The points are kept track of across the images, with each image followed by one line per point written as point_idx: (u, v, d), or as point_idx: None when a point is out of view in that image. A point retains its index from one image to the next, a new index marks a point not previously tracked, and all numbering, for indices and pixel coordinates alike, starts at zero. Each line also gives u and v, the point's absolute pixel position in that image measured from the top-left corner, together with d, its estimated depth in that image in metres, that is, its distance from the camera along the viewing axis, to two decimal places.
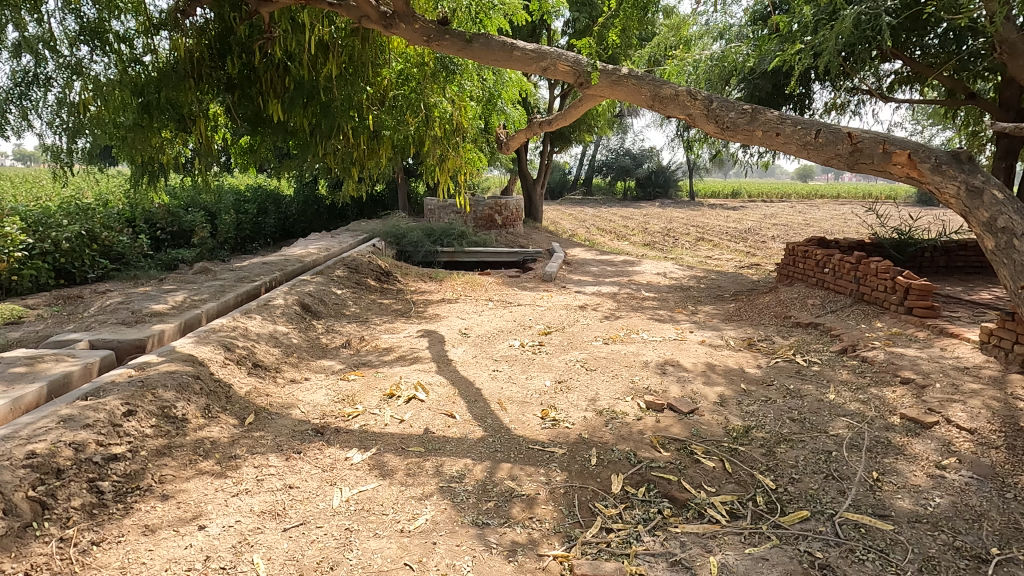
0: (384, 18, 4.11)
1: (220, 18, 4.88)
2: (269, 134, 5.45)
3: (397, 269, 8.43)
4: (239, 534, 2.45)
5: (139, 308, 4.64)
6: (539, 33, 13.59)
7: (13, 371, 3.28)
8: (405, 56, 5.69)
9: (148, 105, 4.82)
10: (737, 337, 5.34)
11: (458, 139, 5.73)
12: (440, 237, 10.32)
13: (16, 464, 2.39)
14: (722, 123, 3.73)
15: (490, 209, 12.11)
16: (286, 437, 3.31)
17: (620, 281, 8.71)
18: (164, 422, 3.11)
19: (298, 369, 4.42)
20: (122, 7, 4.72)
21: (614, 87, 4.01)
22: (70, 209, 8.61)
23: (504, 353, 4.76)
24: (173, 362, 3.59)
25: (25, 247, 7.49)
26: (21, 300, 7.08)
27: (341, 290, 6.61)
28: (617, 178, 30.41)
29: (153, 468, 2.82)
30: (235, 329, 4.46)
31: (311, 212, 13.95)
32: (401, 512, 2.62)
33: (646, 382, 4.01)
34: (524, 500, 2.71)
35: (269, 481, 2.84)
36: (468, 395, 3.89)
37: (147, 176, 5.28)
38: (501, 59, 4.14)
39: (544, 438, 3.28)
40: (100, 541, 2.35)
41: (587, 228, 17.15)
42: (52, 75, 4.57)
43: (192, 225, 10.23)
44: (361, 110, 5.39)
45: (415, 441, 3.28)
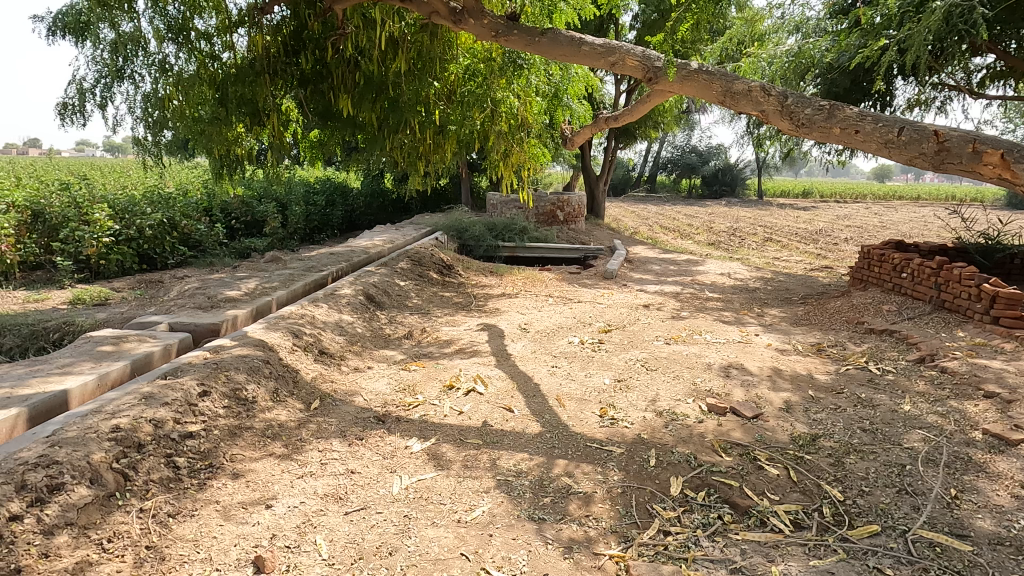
0: (454, 13, 4.15)
1: (296, 16, 5.06)
2: (339, 128, 5.57)
3: (459, 262, 8.52)
4: (304, 515, 2.53)
5: (213, 294, 4.85)
6: (606, 28, 13.45)
7: (100, 350, 3.50)
8: (472, 52, 5.67)
9: (225, 99, 5.03)
10: (805, 341, 5.16)
11: (523, 134, 5.69)
12: (501, 232, 10.29)
13: (102, 437, 2.53)
14: (797, 120, 3.61)
15: (553, 204, 12.07)
16: (349, 423, 3.41)
17: (683, 281, 8.57)
18: (236, 404, 3.24)
19: (361, 357, 4.53)
20: (204, 7, 4.89)
21: (684, 83, 3.91)
22: (153, 198, 9.11)
23: (563, 350, 4.74)
24: (245, 346, 3.74)
25: (112, 233, 7.99)
26: (108, 283, 7.58)
27: (404, 283, 6.73)
28: (682, 176, 29.83)
29: (225, 446, 2.95)
30: (303, 316, 4.60)
31: (377, 205, 14.21)
32: (459, 503, 2.65)
33: (708, 385, 3.93)
34: (581, 497, 2.70)
35: (332, 466, 2.93)
36: (527, 390, 3.90)
37: (222, 168, 5.53)
38: (568, 53, 4.08)
39: (602, 436, 3.26)
40: (175, 513, 2.47)
41: (650, 226, 16.86)
42: (139, 71, 4.82)
43: (264, 215, 10.66)
44: (428, 105, 5.49)
45: (473, 433, 3.32)
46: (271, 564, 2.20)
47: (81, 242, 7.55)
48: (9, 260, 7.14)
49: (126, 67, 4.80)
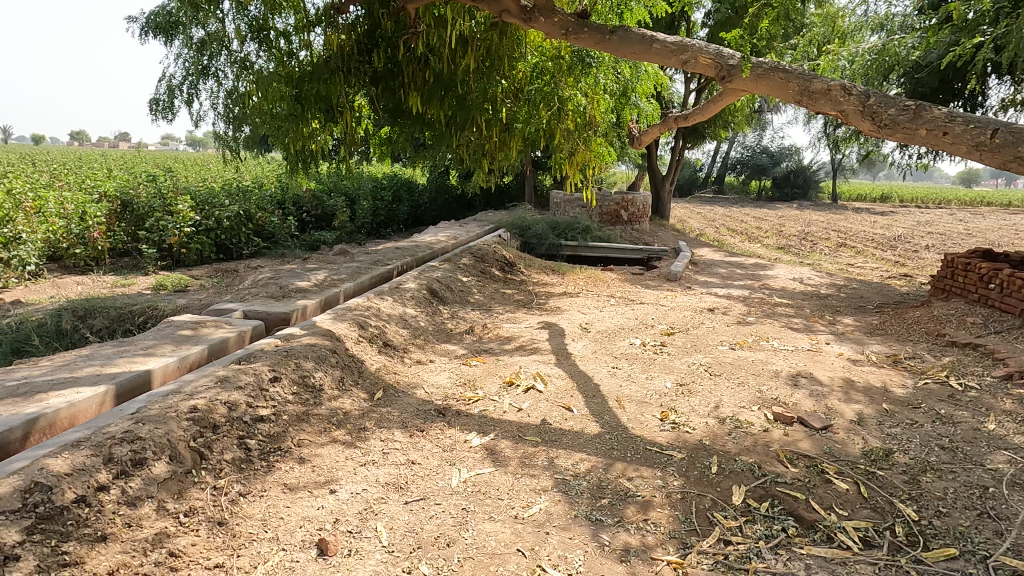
0: (525, 11, 4.16)
1: (369, 15, 5.15)
2: (408, 126, 5.72)
3: (521, 260, 8.55)
4: (366, 501, 2.60)
5: (285, 285, 5.03)
6: (677, 25, 13.20)
7: (180, 334, 3.69)
8: (541, 50, 5.72)
9: (301, 97, 5.23)
10: (880, 352, 4.93)
11: (589, 132, 5.68)
12: (564, 231, 10.26)
13: (181, 416, 2.67)
14: (880, 120, 3.44)
15: (617, 204, 11.95)
16: (411, 414, 3.47)
17: (751, 285, 8.33)
18: (304, 391, 3.35)
19: (423, 351, 4.61)
20: (284, 7, 5.04)
21: (758, 82, 3.79)
22: (231, 191, 9.53)
23: (624, 351, 4.69)
24: (314, 336, 3.86)
25: (193, 223, 8.41)
26: (188, 270, 7.99)
27: (467, 279, 6.81)
28: (752, 177, 29.03)
29: (293, 431, 3.06)
30: (368, 308, 4.72)
31: (442, 201, 14.40)
32: (516, 499, 2.67)
33: (775, 394, 3.81)
34: (640, 501, 2.66)
35: (393, 455, 2.99)
36: (587, 390, 3.89)
37: (297, 163, 5.73)
38: (639, 51, 4.03)
39: (663, 440, 3.21)
40: (246, 493, 2.58)
41: (716, 228, 16.47)
42: (222, 68, 5.06)
43: (333, 209, 10.98)
44: (495, 103, 5.50)
45: (532, 431, 3.33)
46: (334, 547, 2.28)
47: (165, 231, 8.01)
48: (99, 246, 7.64)
49: (210, 65, 5.05)
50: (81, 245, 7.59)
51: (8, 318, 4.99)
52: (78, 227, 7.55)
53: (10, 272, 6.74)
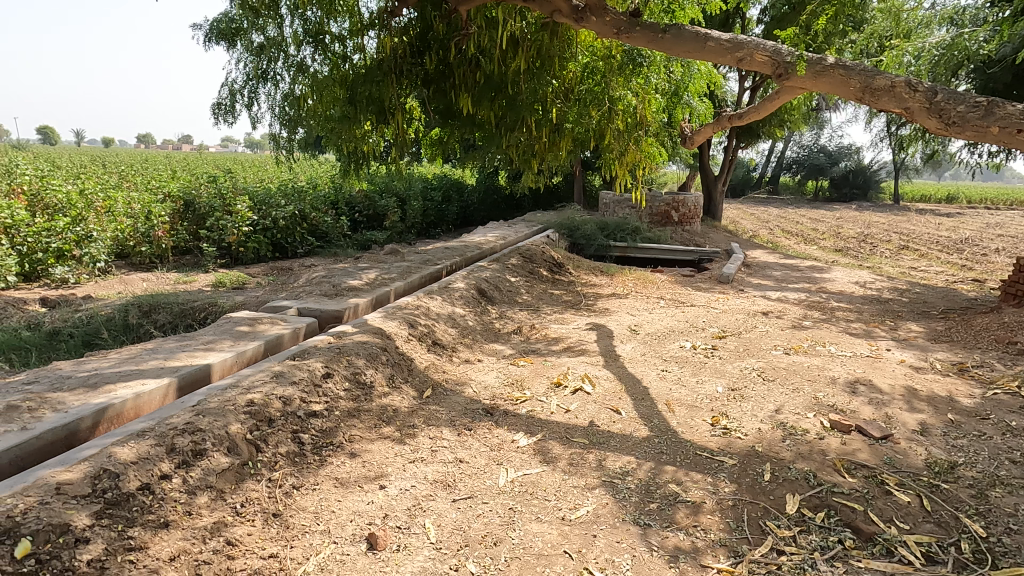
0: (576, 11, 4.13)
1: (422, 18, 5.24)
2: (458, 127, 5.72)
3: (569, 260, 8.52)
4: (414, 498, 2.63)
5: (338, 283, 5.14)
6: (731, 22, 12.91)
7: (238, 329, 3.82)
8: (591, 50, 5.67)
9: (354, 99, 5.24)
10: (946, 360, 4.72)
11: (640, 132, 5.57)
12: (613, 231, 10.19)
13: (238, 409, 2.76)
14: (948, 118, 3.32)
15: (668, 205, 11.79)
16: (459, 413, 3.50)
17: (806, 288, 8.09)
18: (355, 387, 3.42)
19: (472, 350, 4.64)
20: (340, 11, 5.11)
21: (817, 79, 3.68)
22: (288, 191, 9.81)
23: (674, 354, 4.62)
24: (365, 333, 3.93)
25: (251, 222, 8.69)
26: (245, 268, 8.25)
27: (515, 279, 6.82)
28: (808, 177, 28.22)
29: (345, 427, 3.12)
30: (418, 307, 4.77)
31: (490, 201, 14.48)
32: (563, 501, 2.66)
33: (832, 400, 3.69)
34: (689, 506, 2.62)
35: (442, 453, 3.02)
36: (635, 392, 3.84)
37: (349, 164, 5.87)
38: (692, 50, 3.95)
39: (713, 446, 3.15)
40: (299, 486, 2.64)
41: (770, 229, 16.07)
42: (280, 72, 5.31)
43: (385, 209, 11.17)
44: (545, 103, 5.50)
45: (579, 432, 3.31)
46: (383, 542, 2.31)
47: (224, 230, 8.30)
48: (163, 245, 7.99)
49: (269, 69, 5.32)
50: (146, 244, 7.95)
51: (80, 312, 5.26)
52: (144, 226, 7.90)
53: (82, 268, 7.12)
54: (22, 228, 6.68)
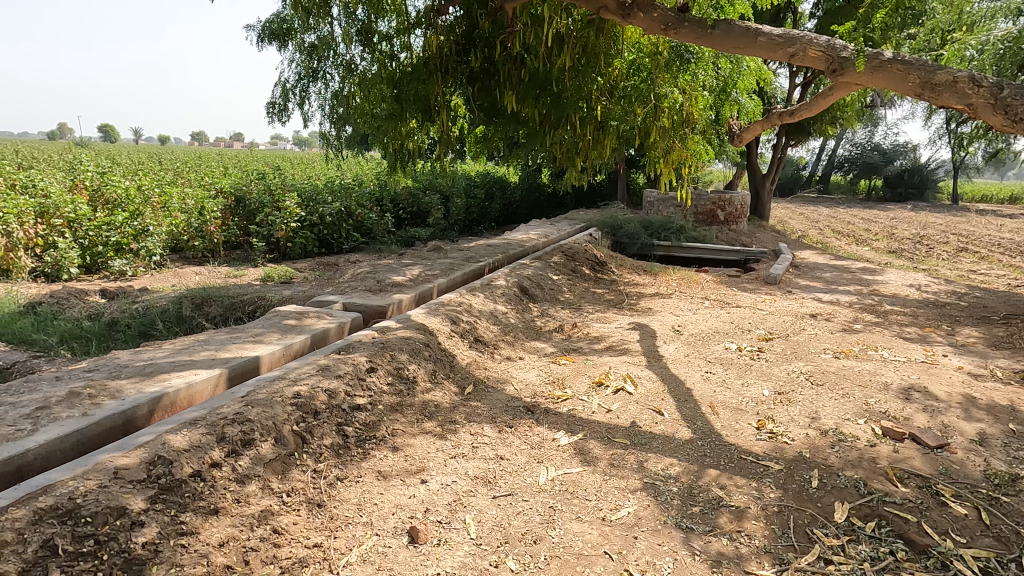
0: (623, 8, 4.08)
1: (468, 16, 5.24)
2: (503, 125, 5.78)
3: (612, 259, 8.46)
4: (455, 493, 2.65)
5: (383, 279, 5.21)
6: (782, 17, 12.62)
7: (286, 323, 3.91)
8: (638, 47, 5.63)
9: (401, 97, 5.44)
10: (1007, 368, 4.51)
11: (686, 129, 5.50)
12: (657, 230, 10.07)
13: (286, 401, 2.82)
14: (1014, 114, 3.25)
15: (714, 203, 11.58)
16: (500, 410, 3.51)
17: (858, 290, 7.85)
18: (398, 382, 3.46)
19: (513, 347, 4.65)
20: (388, 10, 5.14)
21: (874, 74, 3.55)
22: (334, 188, 10.00)
23: (718, 355, 4.54)
24: (408, 329, 3.98)
25: (299, 219, 8.89)
26: (293, 263, 8.44)
27: (557, 277, 6.80)
28: (861, 176, 27.36)
29: (388, 421, 3.16)
30: (460, 304, 4.81)
31: (533, 199, 14.48)
32: (604, 501, 2.64)
33: (883, 407, 3.57)
34: (733, 511, 2.57)
35: (483, 450, 3.04)
36: (678, 394, 3.79)
37: (395, 162, 5.94)
38: (741, 45, 3.86)
39: (759, 450, 3.09)
40: (343, 477, 2.69)
41: (820, 229, 15.64)
42: (329, 71, 5.45)
43: (428, 206, 11.27)
44: (590, 101, 5.49)
45: (621, 432, 3.28)
46: (424, 536, 2.34)
47: (273, 226, 8.50)
48: (215, 240, 8.29)
49: (319, 68, 5.48)
50: (199, 239, 8.25)
51: (137, 304, 5.46)
52: (197, 221, 8.17)
53: (139, 262, 7.39)
54: (84, 223, 7.00)
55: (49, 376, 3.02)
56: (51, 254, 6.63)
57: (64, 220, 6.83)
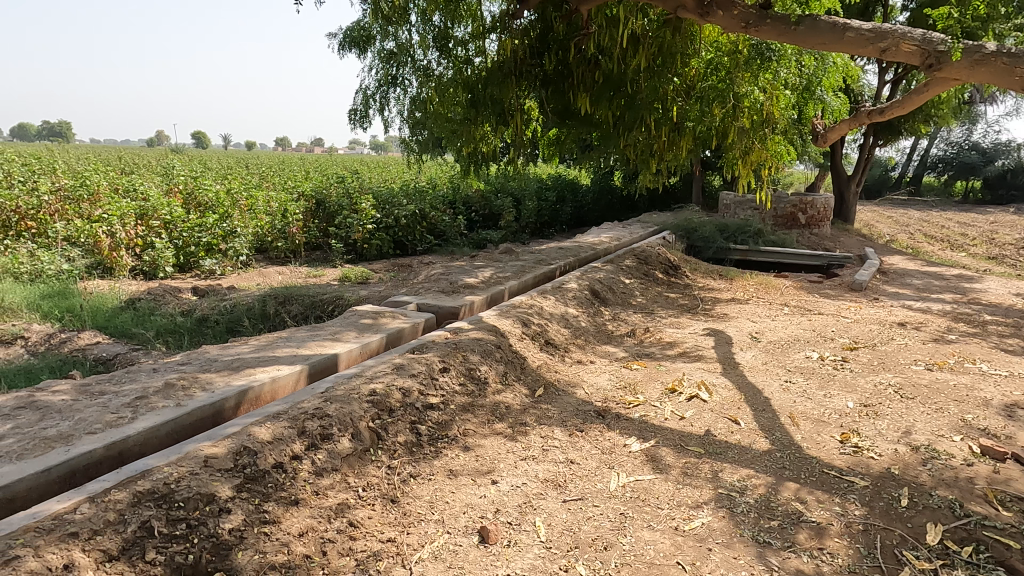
0: (702, 5, 3.96)
1: (543, 19, 5.31)
2: (575, 127, 5.74)
3: (686, 263, 8.27)
4: (525, 495, 2.66)
5: (456, 281, 5.29)
6: (872, 10, 12.03)
7: (363, 322, 4.03)
8: (716, 46, 5.57)
9: (475, 101, 5.45)
10: None
11: (766, 130, 5.30)
12: (734, 234, 9.80)
13: (362, 398, 2.91)
14: None
15: (794, 206, 11.16)
16: (570, 414, 3.50)
17: (953, 299, 7.37)
18: (470, 382, 3.50)
19: (584, 351, 4.62)
20: (463, 15, 5.25)
21: (975, 68, 3.37)
22: (409, 192, 10.29)
23: (799, 364, 4.36)
24: (481, 331, 4.03)
25: (375, 221, 9.16)
26: (369, 264, 8.67)
27: (630, 281, 6.72)
28: (957, 177, 25.73)
29: (460, 420, 3.20)
30: (531, 306, 4.82)
31: (606, 202, 14.36)
32: (677, 510, 2.58)
33: (982, 424, 3.33)
34: (813, 527, 2.47)
35: (553, 453, 3.03)
36: (756, 403, 3.67)
37: (469, 165, 6.00)
38: (829, 41, 3.70)
39: (843, 464, 2.95)
40: (416, 474, 2.73)
41: (911, 233, 14.80)
42: (407, 77, 5.68)
43: (500, 209, 11.39)
44: (666, 102, 5.38)
45: (695, 441, 3.21)
46: (494, 536, 2.36)
47: (350, 228, 8.81)
48: (296, 241, 8.59)
49: (397, 74, 5.72)
50: (282, 240, 8.58)
51: (225, 301, 5.76)
52: (281, 223, 8.54)
53: (228, 261, 7.72)
54: (179, 224, 7.46)
55: (147, 368, 3.23)
56: (148, 253, 7.04)
57: (161, 222, 7.37)
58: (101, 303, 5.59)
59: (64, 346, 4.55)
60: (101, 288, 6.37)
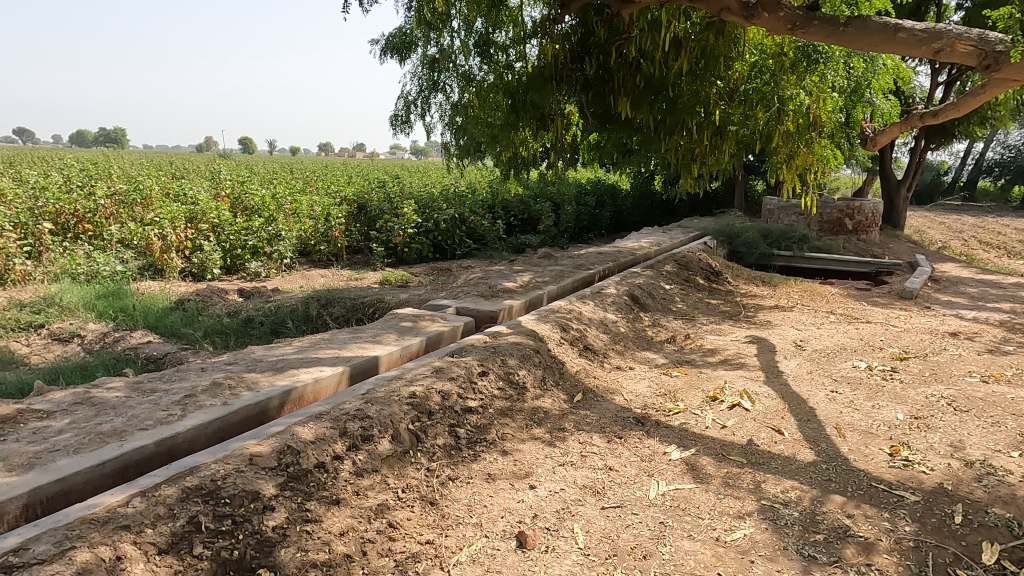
0: (746, 8, 3.91)
1: (584, 24, 5.35)
2: (616, 131, 5.76)
3: (728, 269, 8.14)
4: (564, 501, 2.65)
5: (495, 285, 5.31)
6: (924, 10, 11.66)
7: (403, 325, 4.07)
8: (760, 48, 5.51)
9: (516, 106, 5.52)
10: None
11: (812, 134, 5.12)
12: (777, 239, 9.61)
13: (402, 400, 2.94)
14: None
15: (841, 211, 10.89)
16: (609, 420, 3.47)
17: (1010, 308, 7.08)
18: (509, 387, 3.51)
19: (623, 357, 4.58)
20: (503, 21, 5.27)
21: None
22: (450, 197, 10.39)
23: (845, 374, 4.25)
24: (519, 335, 4.03)
25: (416, 225, 9.26)
26: (409, 268, 8.76)
27: (670, 286, 6.64)
28: (1015, 182, 24.73)
29: (498, 424, 3.21)
30: (570, 311, 4.81)
31: (646, 206, 14.24)
32: (718, 520, 2.54)
33: None
34: (860, 543, 2.39)
35: (591, 459, 3.01)
36: (800, 413, 3.58)
37: (509, 169, 6.04)
38: (879, 42, 3.60)
39: (892, 478, 2.85)
40: (454, 477, 2.75)
41: (965, 240, 14.28)
42: (445, 81, 5.66)
43: (539, 214, 11.39)
44: (708, 105, 5.33)
45: (737, 450, 3.15)
46: (533, 541, 2.35)
47: (391, 232, 8.93)
48: (339, 244, 8.70)
49: (437, 78, 5.67)
50: (325, 243, 8.72)
51: (270, 303, 5.89)
52: (324, 227, 8.70)
53: (272, 264, 7.91)
54: (227, 227, 7.67)
55: (196, 367, 3.32)
56: (197, 255, 7.27)
57: (209, 225, 7.58)
58: (152, 303, 5.77)
59: (118, 345, 4.72)
60: (152, 288, 6.60)
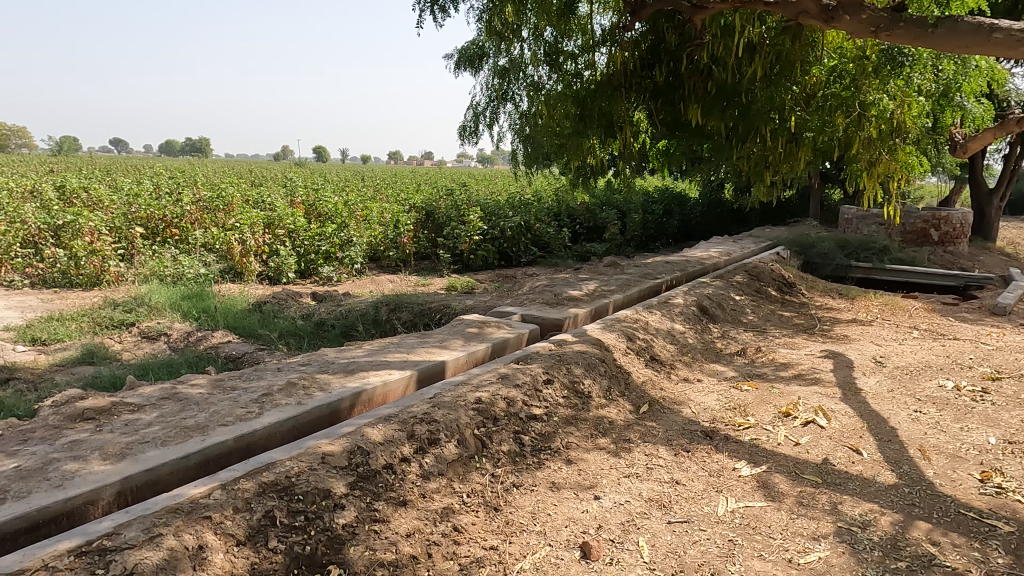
0: (826, 11, 3.82)
1: (655, 30, 5.34)
2: (686, 138, 5.62)
3: (802, 280, 7.85)
4: (628, 513, 2.61)
5: (560, 293, 5.30)
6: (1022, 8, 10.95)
7: (470, 331, 4.12)
8: (840, 51, 5.25)
9: (584, 115, 5.41)
10: None
11: (895, 140, 5.01)
12: (856, 250, 9.21)
13: (468, 405, 2.98)
14: None
15: (926, 221, 10.34)
16: (676, 433, 3.40)
17: None
18: (574, 396, 3.49)
19: (691, 369, 4.49)
20: (572, 30, 5.41)
21: None
22: (516, 205, 10.47)
23: (931, 393, 4.01)
24: (585, 344, 4.01)
25: (482, 232, 9.36)
26: (474, 274, 8.87)
27: (740, 297, 6.46)
28: None
29: (563, 433, 3.19)
30: (637, 321, 4.74)
31: (715, 215, 13.93)
32: (791, 541, 2.44)
33: None
34: (947, 573, 2.25)
35: (658, 472, 2.96)
36: (880, 432, 3.41)
37: (577, 178, 6.03)
38: (970, 45, 3.36)
39: (982, 506, 2.68)
40: (519, 484, 2.75)
41: None
42: (513, 91, 5.82)
43: (605, 222, 11.31)
44: (783, 111, 5.13)
45: (811, 469, 3.03)
46: (597, 553, 2.33)
47: (458, 239, 9.06)
48: (407, 250, 8.89)
49: (504, 89, 5.83)
50: (394, 249, 8.91)
51: (341, 307, 6.07)
52: (393, 233, 8.90)
53: (344, 268, 8.10)
54: (302, 233, 7.94)
55: (273, 367, 3.46)
56: (273, 259, 7.54)
57: (285, 230, 7.88)
58: (232, 304, 6.06)
59: (200, 344, 4.96)
60: (232, 291, 6.89)
